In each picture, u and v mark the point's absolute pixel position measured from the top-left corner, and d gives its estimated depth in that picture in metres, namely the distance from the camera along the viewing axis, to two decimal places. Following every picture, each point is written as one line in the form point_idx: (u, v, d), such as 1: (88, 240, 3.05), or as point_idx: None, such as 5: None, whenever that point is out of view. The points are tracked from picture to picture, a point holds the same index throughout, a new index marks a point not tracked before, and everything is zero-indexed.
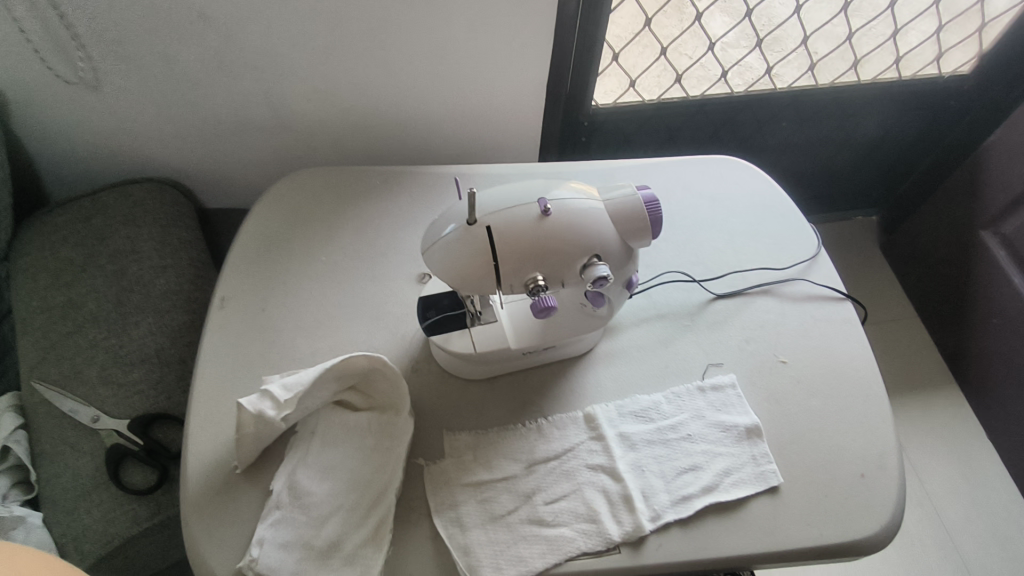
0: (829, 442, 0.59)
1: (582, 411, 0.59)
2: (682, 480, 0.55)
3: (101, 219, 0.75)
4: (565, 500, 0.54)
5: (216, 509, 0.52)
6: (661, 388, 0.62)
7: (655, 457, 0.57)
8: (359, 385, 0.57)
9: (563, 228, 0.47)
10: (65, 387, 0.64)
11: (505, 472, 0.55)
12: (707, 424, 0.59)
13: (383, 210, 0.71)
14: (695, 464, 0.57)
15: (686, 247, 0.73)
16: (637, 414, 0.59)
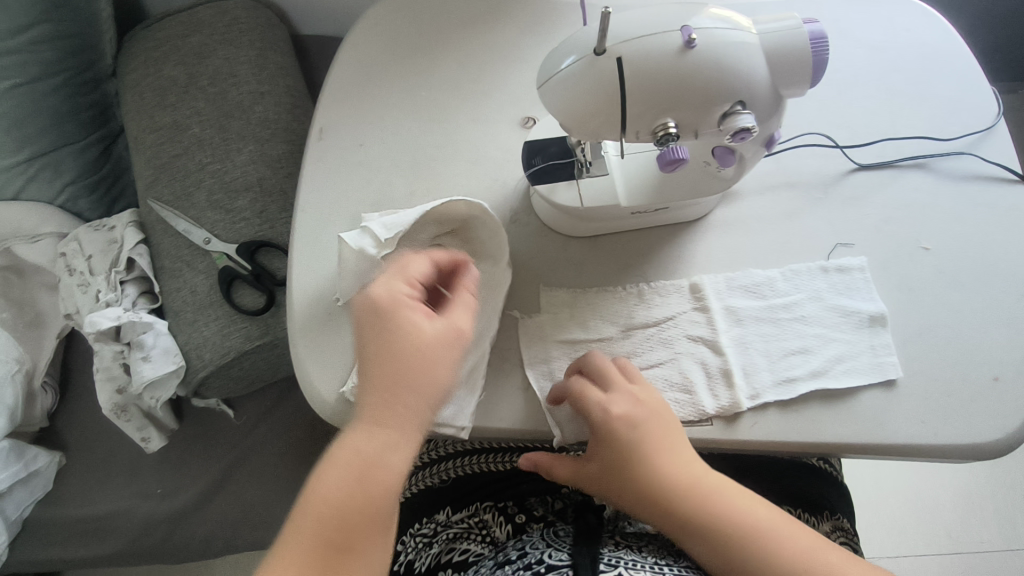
0: (965, 343, 0.53)
1: (688, 280, 0.55)
2: (789, 361, 0.52)
3: (199, 38, 0.73)
4: (661, 367, 0.52)
5: (320, 336, 0.54)
6: (780, 264, 0.56)
7: (762, 335, 0.53)
8: (458, 230, 0.55)
9: (708, 66, 0.39)
10: (178, 207, 0.67)
11: (600, 333, 0.53)
12: (826, 307, 0.54)
13: (486, 41, 0.64)
14: (805, 348, 0.52)
15: (834, 104, 0.62)
16: (749, 289, 0.55)
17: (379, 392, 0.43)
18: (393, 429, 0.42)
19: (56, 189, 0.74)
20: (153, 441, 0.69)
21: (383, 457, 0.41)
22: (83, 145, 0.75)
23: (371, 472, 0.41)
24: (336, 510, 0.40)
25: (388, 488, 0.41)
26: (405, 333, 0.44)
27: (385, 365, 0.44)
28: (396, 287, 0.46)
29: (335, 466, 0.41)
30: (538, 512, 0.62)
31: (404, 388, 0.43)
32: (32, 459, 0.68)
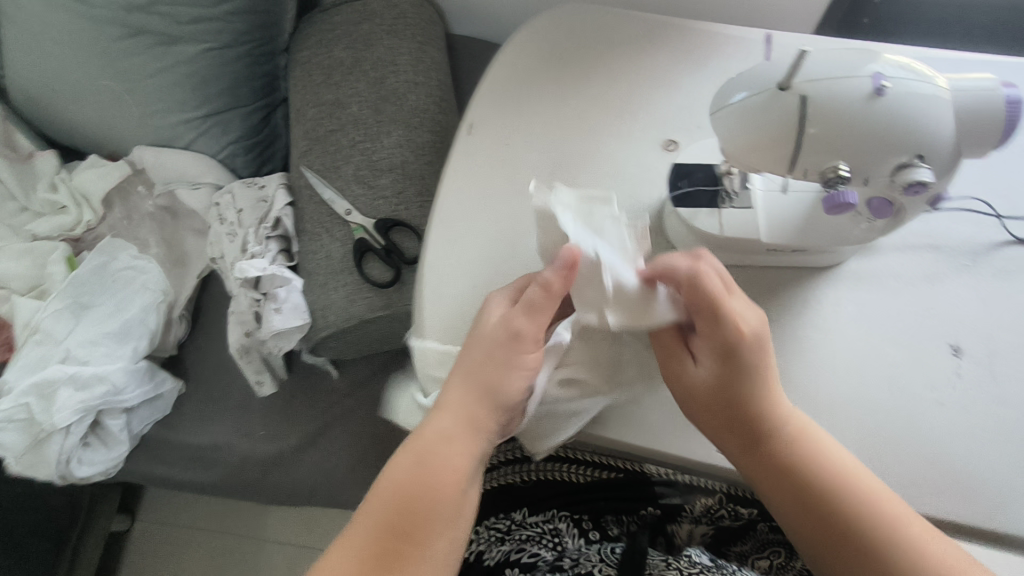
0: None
1: (813, 325, 0.55)
2: (907, 426, 0.51)
3: (368, 25, 0.79)
4: None
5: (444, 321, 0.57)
6: (914, 327, 0.54)
7: (880, 395, 0.52)
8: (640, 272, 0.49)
9: (894, 114, 0.39)
10: (327, 177, 0.72)
11: None
12: (954, 379, 0.52)
13: (640, 62, 0.66)
14: (928, 415, 0.51)
15: (995, 172, 0.60)
16: (875, 347, 0.54)
17: (479, 380, 0.48)
18: (466, 429, 0.48)
19: (220, 145, 0.82)
20: (265, 385, 0.74)
21: (445, 445, 0.47)
22: (250, 109, 0.82)
23: (432, 457, 0.47)
24: (409, 493, 0.45)
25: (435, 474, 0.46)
26: (491, 319, 0.49)
27: (484, 359, 0.48)
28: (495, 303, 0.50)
29: (405, 450, 0.48)
30: (611, 531, 0.64)
31: (478, 393, 0.48)
32: (161, 382, 0.75)
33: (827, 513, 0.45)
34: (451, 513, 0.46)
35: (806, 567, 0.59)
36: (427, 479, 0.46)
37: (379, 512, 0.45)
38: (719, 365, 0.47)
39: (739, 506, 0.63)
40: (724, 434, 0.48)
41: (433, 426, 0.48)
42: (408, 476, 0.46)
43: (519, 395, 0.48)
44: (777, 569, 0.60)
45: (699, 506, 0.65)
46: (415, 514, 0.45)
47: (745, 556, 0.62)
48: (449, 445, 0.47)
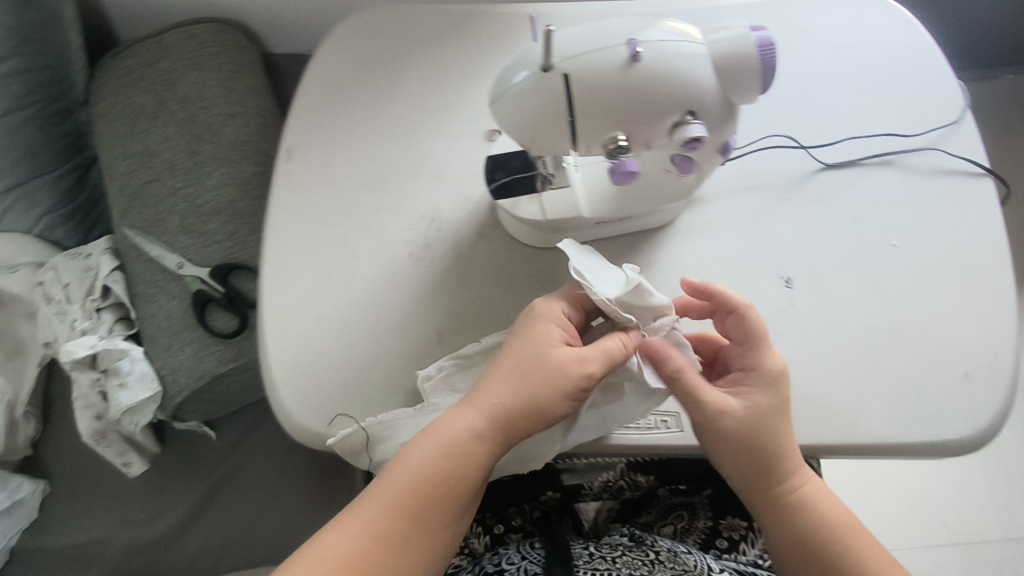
0: (938, 339, 0.53)
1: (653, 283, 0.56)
2: None
3: (167, 63, 0.73)
4: None
5: (290, 359, 0.54)
6: (748, 267, 0.56)
7: None
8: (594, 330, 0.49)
9: (655, 77, 0.40)
10: (151, 234, 0.67)
11: None
12: (789, 309, 0.54)
13: (450, 56, 0.65)
14: None
15: (798, 104, 0.62)
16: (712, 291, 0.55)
17: (517, 388, 0.45)
18: (485, 420, 0.45)
19: (31, 220, 0.74)
20: (135, 465, 0.69)
21: (467, 442, 0.44)
22: (57, 174, 0.76)
23: (456, 453, 0.44)
24: (421, 480, 0.44)
25: (458, 472, 0.44)
26: (550, 343, 0.46)
27: (529, 368, 0.45)
28: (556, 306, 0.48)
29: (425, 439, 0.45)
30: (515, 522, 0.64)
31: (523, 400, 0.45)
32: (16, 487, 0.68)
33: (807, 535, 0.47)
34: (452, 507, 0.44)
35: (708, 526, 0.62)
36: (438, 469, 0.44)
37: (382, 490, 0.44)
38: (768, 399, 0.47)
39: (637, 476, 0.63)
40: (733, 462, 0.47)
41: (455, 420, 0.45)
42: (422, 467, 0.44)
43: (565, 407, 0.45)
44: (680, 532, 0.63)
45: (599, 483, 0.63)
46: (415, 510, 0.43)
47: (650, 525, 0.64)
48: (463, 450, 0.44)
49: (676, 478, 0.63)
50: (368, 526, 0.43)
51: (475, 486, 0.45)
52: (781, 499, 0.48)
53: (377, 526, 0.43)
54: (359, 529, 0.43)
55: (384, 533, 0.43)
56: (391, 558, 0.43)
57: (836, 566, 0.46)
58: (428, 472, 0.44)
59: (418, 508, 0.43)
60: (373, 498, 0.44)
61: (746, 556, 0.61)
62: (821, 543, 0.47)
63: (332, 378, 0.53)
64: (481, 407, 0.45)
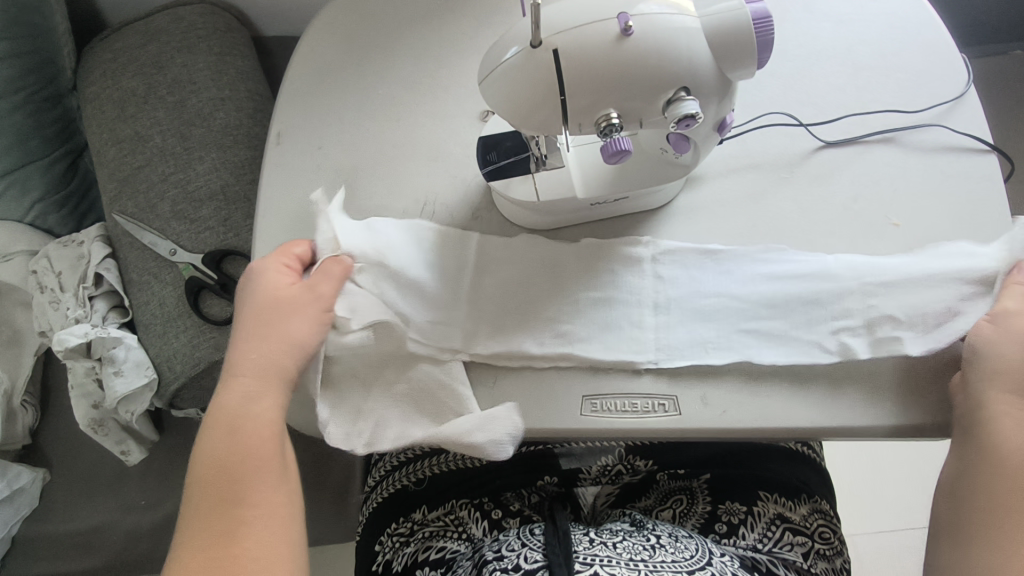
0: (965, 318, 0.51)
1: (648, 259, 0.54)
2: (749, 342, 0.51)
3: (155, 45, 0.72)
4: (611, 331, 0.52)
5: None
6: (746, 244, 0.55)
7: (723, 312, 0.52)
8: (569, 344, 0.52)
9: (647, 52, 0.39)
10: (143, 220, 0.66)
11: (558, 315, 0.53)
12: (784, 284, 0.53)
13: (443, 35, 0.63)
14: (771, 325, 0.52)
15: (799, 81, 0.61)
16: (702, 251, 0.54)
17: (261, 337, 0.49)
18: (252, 384, 0.48)
19: (23, 208, 0.74)
20: (133, 453, 0.70)
21: (246, 408, 0.47)
22: (49, 160, 0.75)
23: (241, 421, 0.47)
24: (218, 460, 0.46)
25: (256, 437, 0.47)
26: (277, 282, 0.51)
27: (267, 311, 0.50)
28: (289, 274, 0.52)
29: (213, 428, 0.47)
30: (513, 507, 0.63)
31: (280, 346, 0.49)
32: (15, 477, 0.68)
33: (1001, 463, 0.46)
34: (269, 468, 0.46)
35: (707, 511, 0.61)
36: (250, 436, 0.46)
37: (196, 487, 0.46)
38: None
39: (636, 460, 0.64)
40: (1013, 392, 0.47)
41: (234, 391, 0.48)
42: (223, 449, 0.46)
43: (313, 341, 0.50)
44: (680, 516, 0.62)
45: (598, 467, 0.64)
46: (240, 489, 0.45)
47: (649, 509, 0.64)
48: (242, 417, 0.47)
49: (676, 461, 0.64)
50: (202, 531, 0.44)
51: (279, 435, 0.48)
52: (991, 428, 0.46)
53: (214, 523, 0.44)
54: (199, 534, 0.44)
55: (220, 525, 0.44)
56: (237, 539, 0.44)
57: (996, 509, 0.45)
58: (225, 452, 0.46)
59: (250, 489, 0.45)
60: (201, 500, 0.45)
61: (746, 540, 0.59)
62: (1019, 482, 0.45)
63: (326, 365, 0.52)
64: (240, 389, 0.48)
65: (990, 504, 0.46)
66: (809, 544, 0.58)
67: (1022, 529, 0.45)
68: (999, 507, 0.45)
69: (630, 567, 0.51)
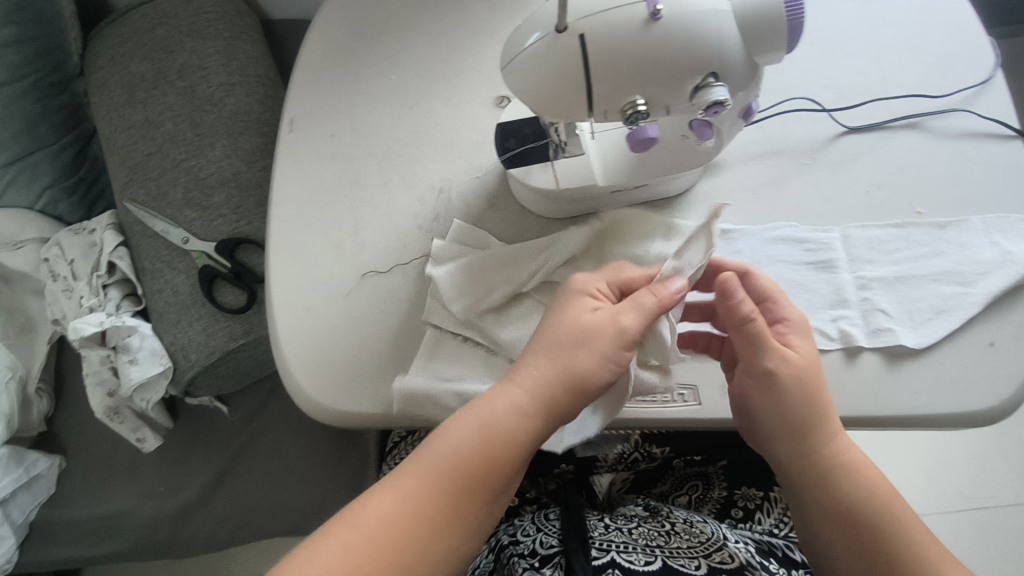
0: (978, 309, 0.50)
1: None
2: None
3: (164, 30, 0.71)
4: None
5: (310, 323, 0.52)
6: (765, 222, 0.54)
7: None
8: None
9: (676, 37, 0.37)
10: (154, 208, 0.66)
11: None
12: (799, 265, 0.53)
13: (458, 18, 0.62)
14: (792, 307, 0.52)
15: (821, 65, 0.60)
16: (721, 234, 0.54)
17: (562, 351, 0.43)
18: (527, 399, 0.42)
19: (34, 194, 0.74)
20: (149, 440, 0.70)
21: (511, 422, 0.42)
22: (58, 148, 0.75)
23: (492, 433, 0.41)
24: (457, 458, 0.41)
25: (502, 448, 0.42)
26: (582, 311, 0.44)
27: (552, 342, 0.44)
28: (595, 281, 0.46)
29: (466, 418, 0.42)
30: (530, 495, 0.64)
31: (561, 379, 0.43)
32: (32, 464, 0.69)
33: (840, 497, 0.45)
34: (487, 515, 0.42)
35: (723, 496, 0.62)
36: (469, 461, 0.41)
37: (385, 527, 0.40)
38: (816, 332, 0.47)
39: (652, 448, 0.62)
40: (774, 422, 0.45)
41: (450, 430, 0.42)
42: (371, 519, 0.40)
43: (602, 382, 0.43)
44: (696, 502, 0.63)
45: (614, 455, 0.63)
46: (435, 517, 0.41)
47: (665, 495, 0.64)
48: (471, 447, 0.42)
49: (691, 450, 0.62)
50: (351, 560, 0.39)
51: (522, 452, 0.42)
52: (819, 461, 0.45)
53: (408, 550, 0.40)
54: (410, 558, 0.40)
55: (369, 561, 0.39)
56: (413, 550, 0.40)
57: (857, 534, 0.44)
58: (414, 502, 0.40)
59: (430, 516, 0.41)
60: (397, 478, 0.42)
61: (763, 525, 0.59)
62: (862, 501, 0.44)
63: (345, 356, 0.51)
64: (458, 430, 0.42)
65: (860, 529, 0.44)
66: None
67: (898, 549, 0.43)
68: (862, 532, 0.44)
69: (646, 553, 0.51)
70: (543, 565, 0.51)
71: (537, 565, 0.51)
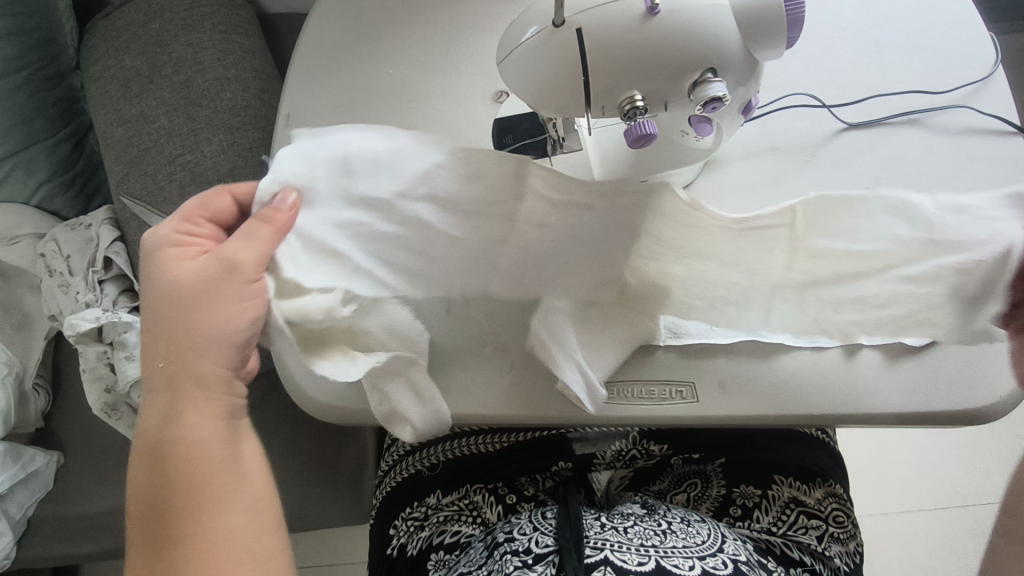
0: None
1: None
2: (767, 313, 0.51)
3: (159, 23, 0.70)
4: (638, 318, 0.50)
5: None
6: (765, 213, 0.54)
7: None
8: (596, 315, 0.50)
9: (674, 33, 0.37)
10: (150, 203, 0.65)
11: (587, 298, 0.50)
12: None
13: (456, 12, 0.62)
14: None
15: (821, 61, 0.59)
16: None
17: (172, 350, 0.45)
18: (168, 397, 0.45)
19: (30, 188, 0.74)
20: None
21: (169, 426, 0.45)
22: (56, 141, 0.75)
23: (157, 455, 0.45)
24: (140, 491, 0.44)
25: (164, 455, 0.45)
26: (173, 267, 0.45)
27: (166, 314, 0.44)
28: (165, 230, 0.46)
29: (137, 458, 0.45)
30: (528, 492, 0.63)
31: (168, 363, 0.45)
32: (29, 461, 0.69)
33: None
34: (238, 487, 0.46)
35: (721, 495, 0.61)
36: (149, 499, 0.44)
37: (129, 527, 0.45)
38: None
39: (651, 445, 0.62)
40: None
41: (133, 477, 0.45)
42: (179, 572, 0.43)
43: (246, 329, 0.45)
44: (694, 500, 0.62)
45: (612, 452, 0.63)
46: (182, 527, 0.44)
47: (663, 493, 0.64)
48: (154, 466, 0.45)
49: (689, 446, 0.62)
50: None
51: (176, 445, 0.45)
52: None
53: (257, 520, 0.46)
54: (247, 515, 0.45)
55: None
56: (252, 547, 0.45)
57: None
58: (150, 517, 0.44)
59: (234, 522, 0.45)
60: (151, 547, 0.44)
61: (761, 523, 0.59)
62: None
63: None
64: (200, 440, 0.45)
65: None
66: (823, 528, 0.58)
67: None
68: None
69: (640, 552, 0.50)
70: (535, 563, 0.50)
71: (529, 562, 0.50)
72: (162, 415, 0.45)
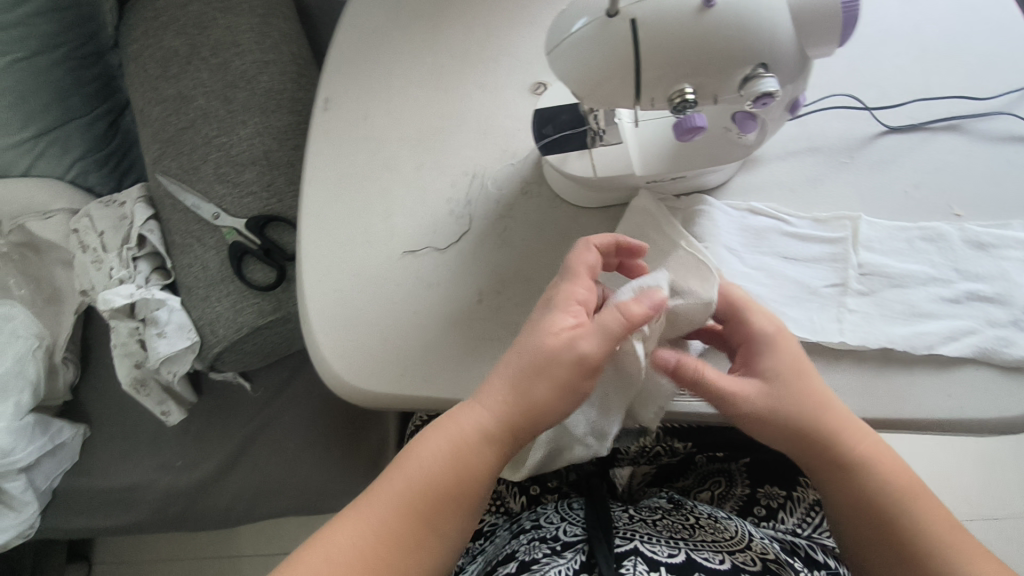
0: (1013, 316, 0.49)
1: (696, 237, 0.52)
2: (797, 314, 0.50)
3: (199, 5, 0.71)
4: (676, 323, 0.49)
5: (342, 305, 0.52)
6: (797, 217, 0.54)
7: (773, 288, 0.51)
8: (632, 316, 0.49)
9: (729, 26, 0.37)
10: (185, 183, 0.66)
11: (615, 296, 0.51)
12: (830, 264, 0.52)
13: (496, 3, 0.62)
14: (818, 302, 0.51)
15: (863, 63, 0.59)
16: (755, 232, 0.53)
17: (528, 382, 0.40)
18: (499, 424, 0.41)
19: (65, 165, 0.74)
20: (173, 414, 0.71)
21: (478, 444, 0.41)
22: (91, 118, 0.76)
23: (463, 451, 0.41)
24: (425, 483, 0.40)
25: (471, 474, 0.41)
26: (556, 325, 0.41)
27: (530, 361, 0.41)
28: (575, 288, 0.43)
29: (432, 436, 0.41)
30: (551, 483, 0.63)
31: (527, 412, 0.40)
32: (57, 432, 0.70)
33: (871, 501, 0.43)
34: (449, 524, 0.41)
35: (746, 494, 0.61)
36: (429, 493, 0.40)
37: (382, 525, 0.39)
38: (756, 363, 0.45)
39: (675, 442, 0.62)
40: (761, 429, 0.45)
41: (416, 452, 0.41)
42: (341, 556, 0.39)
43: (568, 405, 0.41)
44: (718, 498, 0.62)
45: (636, 448, 0.63)
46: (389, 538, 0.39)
47: (687, 490, 0.64)
48: (448, 468, 0.41)
49: (711, 442, 0.63)
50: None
51: (491, 477, 0.41)
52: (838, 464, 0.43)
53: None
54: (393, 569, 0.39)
55: None
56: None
57: (889, 529, 0.42)
58: (394, 528, 0.39)
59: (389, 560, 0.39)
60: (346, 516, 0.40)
61: (786, 524, 0.59)
62: (877, 501, 0.42)
63: (373, 336, 0.52)
64: (471, 452, 0.41)
65: (882, 531, 0.42)
66: None
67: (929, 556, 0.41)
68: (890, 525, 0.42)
69: (669, 545, 0.50)
70: (564, 549, 0.50)
71: (558, 549, 0.50)
72: (483, 409, 0.41)
